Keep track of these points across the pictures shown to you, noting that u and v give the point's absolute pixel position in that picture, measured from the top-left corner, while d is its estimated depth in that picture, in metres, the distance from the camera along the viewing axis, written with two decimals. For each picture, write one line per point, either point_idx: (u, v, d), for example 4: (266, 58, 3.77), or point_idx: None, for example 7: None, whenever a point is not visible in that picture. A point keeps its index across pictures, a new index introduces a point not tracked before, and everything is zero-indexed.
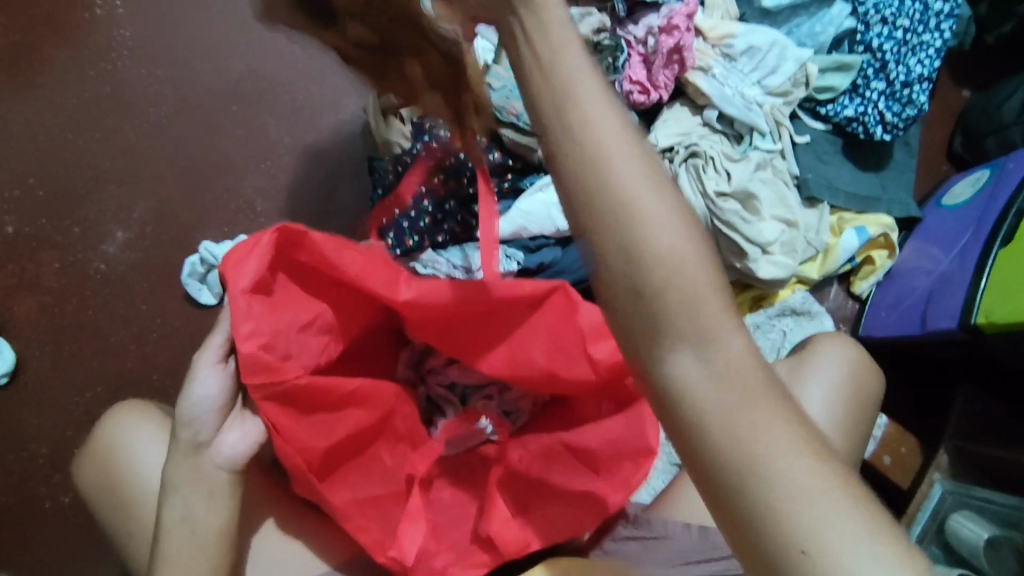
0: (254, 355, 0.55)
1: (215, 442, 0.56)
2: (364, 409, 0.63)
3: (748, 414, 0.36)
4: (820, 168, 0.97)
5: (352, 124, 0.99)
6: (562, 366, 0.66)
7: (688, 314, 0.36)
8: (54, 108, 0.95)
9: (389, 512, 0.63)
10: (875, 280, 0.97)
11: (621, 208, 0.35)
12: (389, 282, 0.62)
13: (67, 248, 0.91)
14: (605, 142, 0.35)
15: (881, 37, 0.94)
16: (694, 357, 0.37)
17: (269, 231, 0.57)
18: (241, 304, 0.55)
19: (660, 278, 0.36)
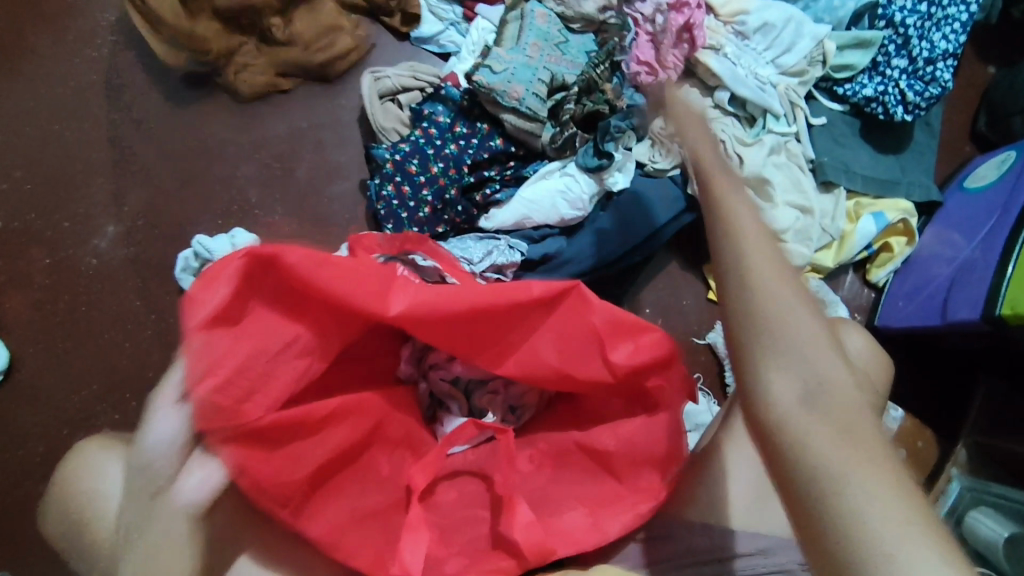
0: (208, 398, 0.52)
1: (175, 487, 0.48)
2: (351, 424, 0.62)
3: (839, 429, 0.38)
4: (836, 150, 0.93)
5: (348, 110, 0.95)
6: (575, 366, 0.64)
7: (792, 341, 0.42)
8: (39, 98, 0.92)
9: (389, 524, 0.61)
10: (892, 268, 0.94)
11: (748, 256, 0.44)
12: (380, 293, 0.58)
13: (57, 243, 0.88)
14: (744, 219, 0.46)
15: (904, 12, 0.89)
16: (789, 360, 0.41)
17: (238, 256, 0.55)
18: (197, 341, 0.53)
19: (770, 306, 0.42)
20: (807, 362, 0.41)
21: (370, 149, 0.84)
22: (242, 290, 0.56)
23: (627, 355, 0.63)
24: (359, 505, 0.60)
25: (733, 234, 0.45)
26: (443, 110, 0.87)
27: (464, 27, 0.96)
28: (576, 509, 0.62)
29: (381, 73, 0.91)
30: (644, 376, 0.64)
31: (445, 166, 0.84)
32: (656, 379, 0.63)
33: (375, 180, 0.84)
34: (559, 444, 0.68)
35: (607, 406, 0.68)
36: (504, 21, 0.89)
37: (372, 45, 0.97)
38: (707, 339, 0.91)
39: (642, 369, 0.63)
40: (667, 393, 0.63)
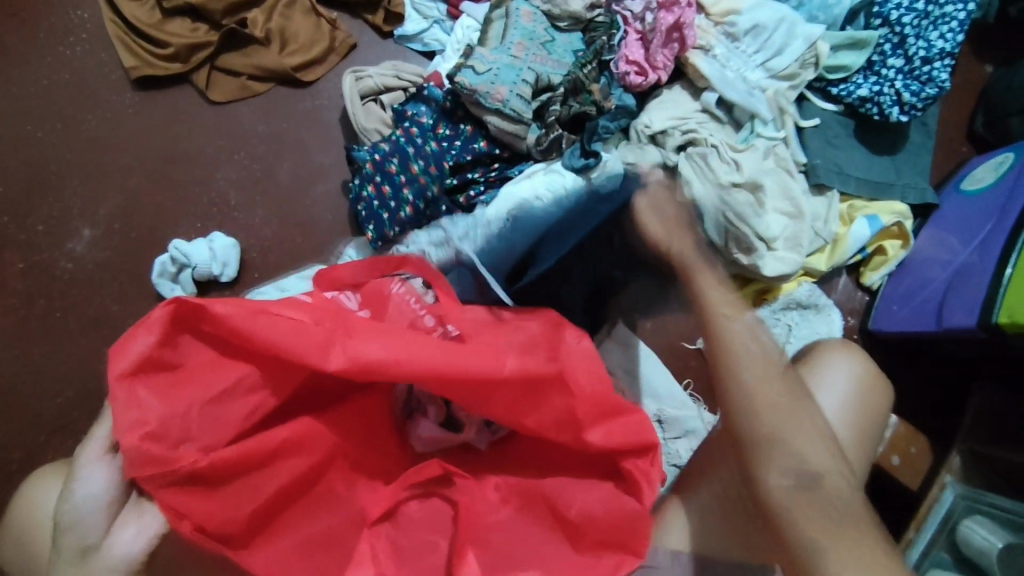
0: (135, 448, 0.45)
1: (106, 542, 0.44)
2: (302, 458, 0.53)
3: (815, 509, 0.50)
4: (829, 153, 0.90)
5: (330, 110, 0.93)
6: (550, 434, 0.56)
7: (781, 439, 0.53)
8: (10, 97, 0.89)
9: (348, 548, 0.55)
10: (885, 272, 0.92)
11: (737, 370, 0.55)
12: (326, 342, 0.49)
13: (30, 247, 0.86)
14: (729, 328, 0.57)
15: (901, 9, 0.87)
16: (777, 463, 0.52)
17: (162, 304, 0.47)
18: (119, 393, 0.45)
19: (762, 417, 0.54)
20: (794, 454, 0.52)
21: (351, 150, 0.84)
22: (172, 335, 0.48)
23: (605, 440, 0.55)
24: (305, 530, 0.53)
25: (721, 347, 0.56)
26: (427, 111, 0.85)
27: (448, 25, 0.94)
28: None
29: (363, 72, 0.89)
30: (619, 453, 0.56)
31: (425, 164, 0.82)
32: (629, 463, 0.56)
33: (355, 180, 0.84)
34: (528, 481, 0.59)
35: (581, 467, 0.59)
36: (488, 20, 0.87)
37: (353, 43, 0.94)
38: (697, 345, 0.91)
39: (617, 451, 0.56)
40: (641, 485, 0.55)
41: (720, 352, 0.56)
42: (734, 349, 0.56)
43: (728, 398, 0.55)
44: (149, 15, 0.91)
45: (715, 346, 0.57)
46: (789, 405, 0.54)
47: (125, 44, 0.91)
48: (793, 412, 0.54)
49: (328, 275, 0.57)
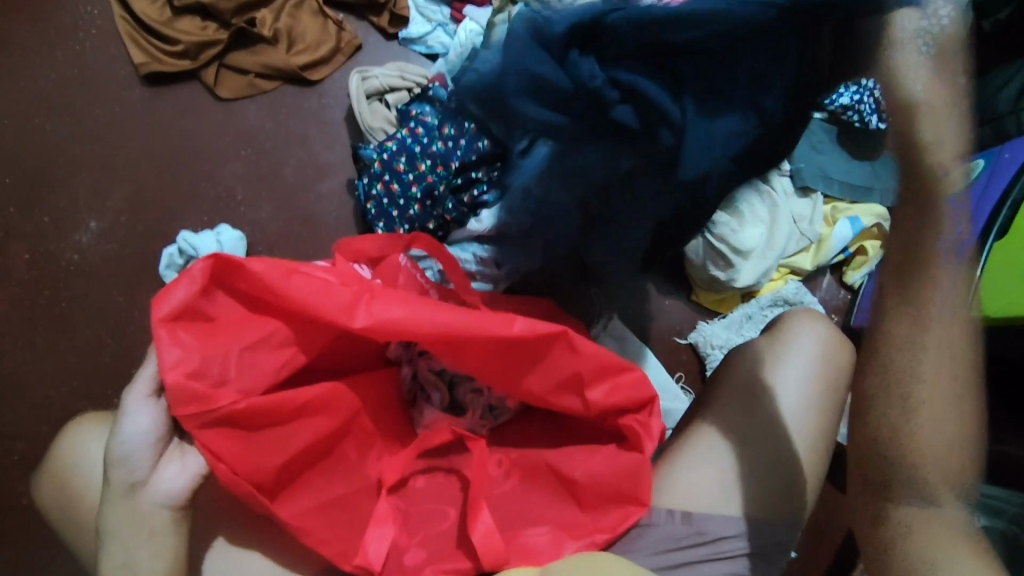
0: (180, 385, 0.52)
1: (152, 479, 0.51)
2: (326, 416, 0.61)
3: (938, 529, 0.48)
4: (813, 157, 0.95)
5: (335, 108, 0.95)
6: (555, 396, 0.68)
7: (932, 455, 0.51)
8: (20, 91, 0.91)
9: (356, 511, 0.64)
10: (865, 271, 0.97)
11: (919, 372, 0.52)
12: (349, 304, 0.57)
13: (36, 238, 0.87)
14: (929, 331, 0.52)
15: None
16: (918, 488, 0.50)
17: (201, 259, 0.54)
18: (163, 335, 0.52)
19: (924, 428, 0.51)
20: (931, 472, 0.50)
21: (358, 148, 0.87)
22: (208, 289, 0.56)
23: (604, 398, 0.67)
24: (324, 493, 0.62)
25: (916, 344, 0.52)
26: (431, 111, 0.88)
27: (451, 29, 0.97)
28: (541, 528, 0.66)
29: (369, 73, 0.92)
30: (621, 414, 0.68)
31: (432, 163, 0.84)
32: (630, 420, 0.68)
33: (363, 179, 0.87)
34: (531, 459, 0.71)
35: (585, 434, 0.72)
36: (492, 24, 0.90)
37: (359, 44, 0.97)
38: (688, 339, 0.95)
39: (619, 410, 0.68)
40: (642, 440, 0.67)
41: (903, 346, 0.53)
42: (919, 349, 0.52)
43: (888, 400, 0.53)
44: (158, 12, 0.94)
45: (902, 337, 0.53)
46: (948, 426, 0.51)
47: (134, 41, 0.93)
48: (955, 434, 0.51)
49: (355, 245, 0.71)
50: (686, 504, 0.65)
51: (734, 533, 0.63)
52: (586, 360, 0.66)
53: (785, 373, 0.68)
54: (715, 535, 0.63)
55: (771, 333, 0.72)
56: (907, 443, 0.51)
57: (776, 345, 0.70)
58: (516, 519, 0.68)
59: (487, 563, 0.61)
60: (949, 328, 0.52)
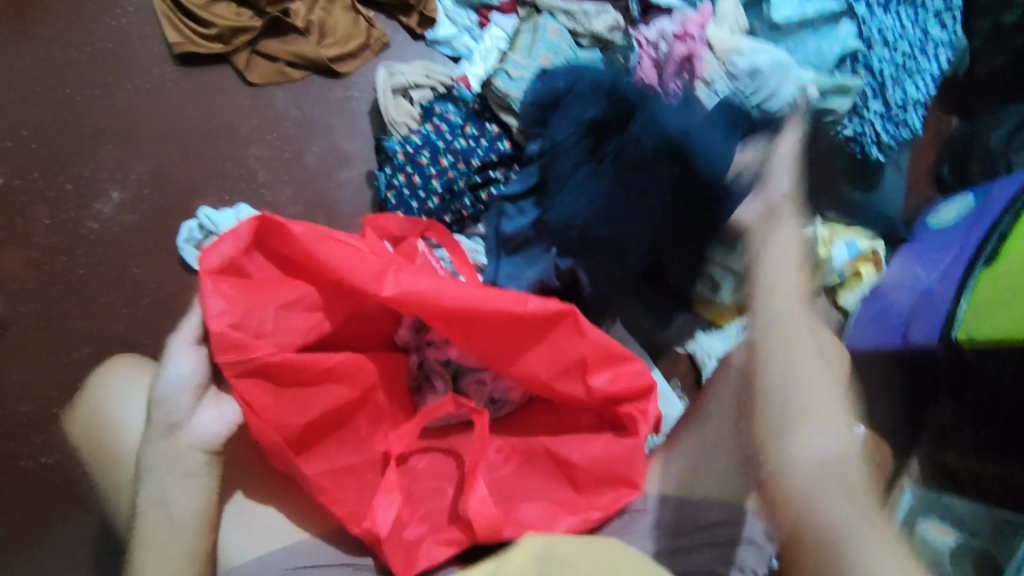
0: (224, 333, 0.58)
1: (188, 422, 0.55)
2: (344, 384, 0.67)
3: (842, 494, 0.50)
4: (817, 181, 1.01)
5: (361, 101, 0.98)
6: (559, 381, 0.71)
7: (813, 412, 0.55)
8: (54, 61, 0.94)
9: (364, 481, 0.67)
10: (859, 292, 1.03)
11: (788, 346, 0.60)
12: (377, 273, 0.64)
13: (59, 204, 0.89)
14: (786, 315, 0.61)
15: (883, 59, 0.97)
16: (815, 437, 0.53)
17: (247, 220, 0.62)
18: (210, 283, 0.59)
19: (796, 385, 0.57)
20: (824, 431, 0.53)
21: (382, 139, 0.90)
22: (250, 249, 0.63)
23: (606, 383, 0.70)
24: (335, 461, 0.66)
25: (784, 328, 0.61)
26: (455, 110, 0.92)
27: (477, 34, 1.01)
28: (536, 503, 0.69)
29: (396, 69, 0.95)
30: (620, 401, 0.71)
31: (454, 159, 0.88)
32: (628, 407, 0.70)
33: (385, 170, 0.89)
34: (529, 444, 0.74)
35: (585, 424, 0.74)
36: (517, 32, 0.96)
37: (387, 41, 1.00)
38: (687, 348, 0.97)
39: (620, 396, 0.70)
40: (637, 423, 0.70)
41: (784, 335, 0.60)
42: (789, 330, 0.61)
43: (773, 360, 0.59)
44: None
45: (770, 322, 0.62)
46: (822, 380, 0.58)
47: (170, 21, 0.96)
48: (830, 386, 0.57)
49: (379, 222, 0.77)
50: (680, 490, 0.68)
51: (717, 520, 0.65)
52: (590, 343, 0.69)
53: None
54: (699, 521, 0.65)
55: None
56: (795, 402, 0.55)
57: None
58: (513, 497, 0.70)
59: (481, 534, 0.63)
60: (798, 307, 0.62)
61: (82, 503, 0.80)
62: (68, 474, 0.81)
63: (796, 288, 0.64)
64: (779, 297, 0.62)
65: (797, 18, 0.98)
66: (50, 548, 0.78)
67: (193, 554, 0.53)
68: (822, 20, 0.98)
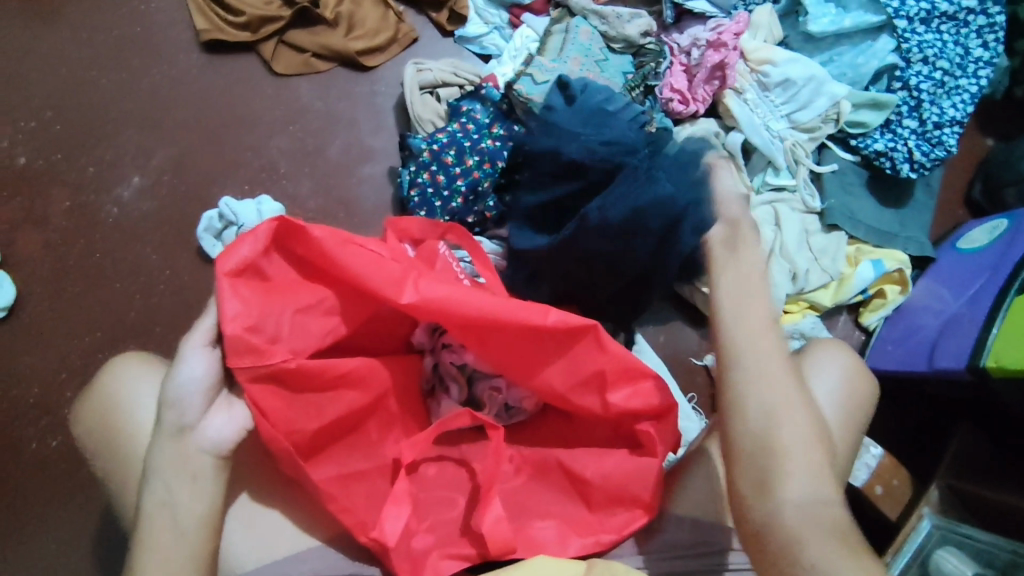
0: (240, 336, 0.57)
1: (200, 425, 0.54)
2: (360, 389, 0.66)
3: (836, 538, 0.50)
4: (845, 197, 0.98)
5: (386, 96, 0.97)
6: (576, 395, 0.70)
7: (788, 455, 0.54)
8: (81, 43, 0.93)
9: (374, 486, 0.66)
10: (882, 314, 0.98)
11: (767, 396, 0.56)
12: (396, 281, 0.63)
13: (79, 187, 0.88)
14: (759, 358, 0.58)
15: (920, 76, 0.95)
16: (789, 477, 0.53)
17: (268, 220, 0.61)
18: (226, 285, 0.57)
19: (779, 437, 0.54)
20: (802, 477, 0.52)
21: (408, 136, 0.89)
22: (269, 250, 0.61)
23: (625, 400, 0.68)
24: (346, 466, 0.65)
25: (762, 381, 0.57)
26: (482, 109, 0.90)
27: (507, 33, 0.99)
28: (547, 522, 0.69)
29: (424, 66, 0.94)
30: (638, 419, 0.69)
31: (480, 159, 0.87)
32: (645, 425, 0.68)
33: (410, 168, 0.88)
34: (541, 457, 0.73)
35: (599, 438, 0.72)
36: (549, 32, 0.94)
37: (416, 37, 0.99)
38: (704, 361, 0.96)
39: (636, 414, 0.69)
40: (656, 442, 0.68)
41: (757, 384, 0.57)
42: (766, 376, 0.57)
43: (745, 410, 0.56)
44: None
45: (744, 374, 0.58)
46: (801, 421, 0.55)
47: (198, 7, 0.95)
48: (805, 425, 0.55)
49: (400, 224, 0.75)
50: (698, 510, 0.66)
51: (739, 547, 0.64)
52: (609, 360, 0.68)
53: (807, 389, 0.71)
54: (722, 547, 0.64)
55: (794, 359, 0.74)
56: (771, 446, 0.54)
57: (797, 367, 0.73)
58: (521, 513, 0.70)
59: (495, 551, 0.62)
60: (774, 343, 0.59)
61: (89, 491, 0.79)
62: (76, 460, 0.80)
63: (759, 319, 0.60)
64: (749, 342, 0.59)
65: (834, 30, 0.96)
66: (54, 533, 0.78)
67: (195, 558, 0.51)
68: (861, 32, 0.96)
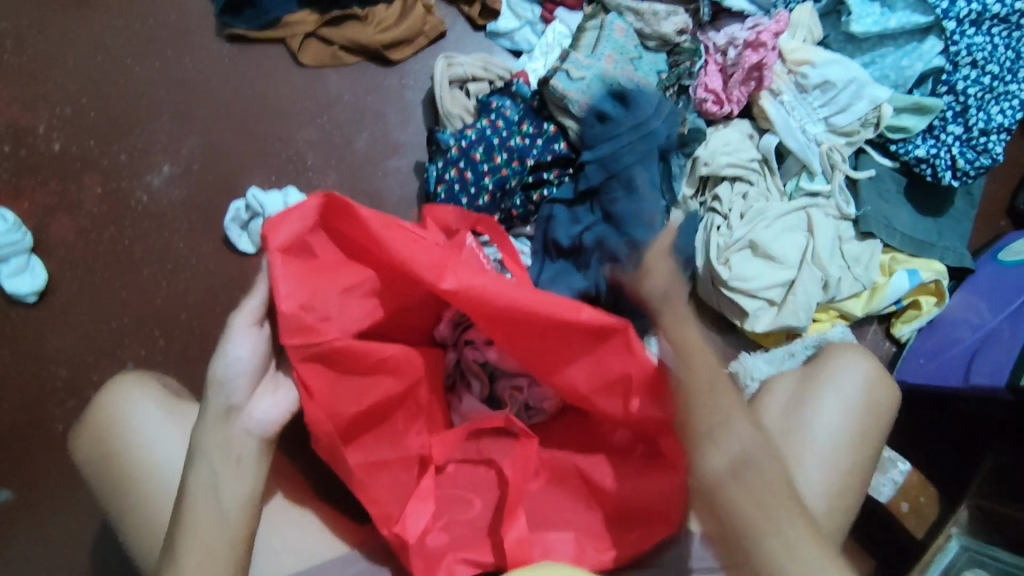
0: (294, 315, 0.58)
1: (247, 407, 0.56)
2: (396, 377, 0.66)
3: (766, 492, 0.52)
4: (880, 204, 0.95)
5: (415, 89, 0.96)
6: (599, 396, 0.68)
7: (720, 431, 0.54)
8: (116, 30, 0.94)
9: (396, 477, 0.67)
10: (917, 325, 0.95)
11: (696, 376, 0.57)
12: (436, 268, 0.62)
13: (111, 173, 0.89)
14: (682, 330, 0.59)
15: (968, 81, 0.92)
16: (719, 457, 0.53)
17: (314, 196, 0.61)
18: (278, 260, 0.58)
19: (709, 410, 0.55)
20: (744, 444, 0.54)
21: (436, 132, 0.88)
22: (314, 227, 0.62)
23: (648, 409, 0.66)
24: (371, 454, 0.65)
25: (690, 374, 0.57)
26: (512, 105, 0.89)
27: (539, 29, 0.98)
28: (563, 534, 0.67)
29: (454, 60, 0.93)
30: (657, 432, 0.67)
31: (509, 157, 0.86)
32: (666, 438, 0.66)
33: (437, 163, 0.87)
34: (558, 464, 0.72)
35: (617, 448, 0.71)
36: (582, 28, 0.92)
37: (444, 30, 0.98)
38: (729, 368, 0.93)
39: (656, 428, 0.66)
40: (676, 456, 0.65)
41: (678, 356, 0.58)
42: (686, 342, 0.58)
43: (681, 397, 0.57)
44: None
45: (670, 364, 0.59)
46: (723, 393, 0.56)
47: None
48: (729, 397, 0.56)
49: (438, 212, 0.75)
50: None
51: None
52: (636, 363, 0.65)
53: (832, 383, 0.71)
54: None
55: (809, 366, 0.74)
56: (698, 435, 0.55)
57: (818, 376, 0.72)
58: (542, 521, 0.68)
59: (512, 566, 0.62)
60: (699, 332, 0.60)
61: None
62: None
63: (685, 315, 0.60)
64: (682, 346, 0.59)
65: (879, 31, 0.92)
66: (74, 513, 0.79)
67: (236, 544, 0.51)
68: (906, 33, 0.93)
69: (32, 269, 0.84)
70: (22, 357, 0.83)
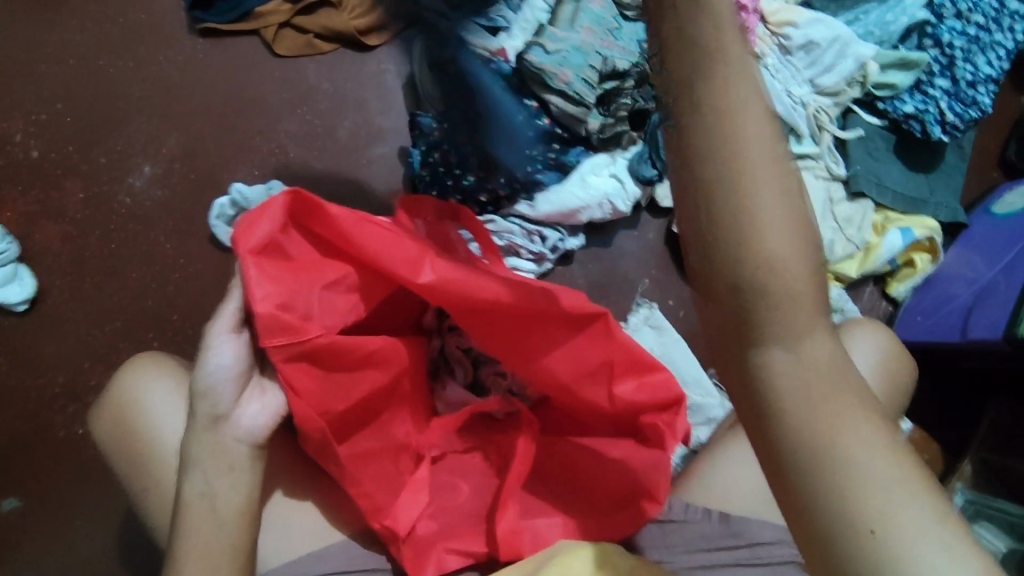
0: (272, 315, 0.57)
1: (235, 412, 0.56)
2: (383, 369, 0.66)
3: (879, 477, 0.37)
4: (870, 162, 0.94)
5: (394, 74, 0.95)
6: (582, 386, 0.68)
7: (803, 387, 0.38)
8: (85, 32, 0.92)
9: (398, 466, 0.67)
10: (912, 284, 0.94)
11: (775, 292, 0.37)
12: (413, 263, 0.62)
13: (92, 178, 0.88)
14: (760, 205, 0.36)
15: (953, 33, 0.91)
16: (804, 423, 0.38)
17: (281, 194, 0.60)
18: (251, 262, 0.57)
19: (788, 355, 0.38)
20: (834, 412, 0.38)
21: (416, 116, 0.88)
22: (287, 226, 0.61)
23: (629, 393, 0.67)
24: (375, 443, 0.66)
25: (767, 294, 0.38)
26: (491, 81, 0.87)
27: None
28: (552, 519, 0.67)
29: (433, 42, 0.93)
30: (644, 412, 0.67)
31: (493, 136, 0.85)
32: (652, 419, 0.67)
33: (419, 148, 0.87)
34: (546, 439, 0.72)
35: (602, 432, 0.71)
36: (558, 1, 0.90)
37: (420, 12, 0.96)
38: None
39: (642, 406, 0.67)
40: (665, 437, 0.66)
41: (745, 259, 0.37)
42: (769, 226, 0.36)
43: (752, 325, 0.38)
44: None
45: (736, 273, 0.37)
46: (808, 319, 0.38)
47: None
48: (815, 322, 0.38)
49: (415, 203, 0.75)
50: (724, 505, 0.67)
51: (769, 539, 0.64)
52: (617, 347, 0.66)
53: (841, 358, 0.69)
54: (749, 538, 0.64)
55: None
56: (774, 385, 0.38)
57: None
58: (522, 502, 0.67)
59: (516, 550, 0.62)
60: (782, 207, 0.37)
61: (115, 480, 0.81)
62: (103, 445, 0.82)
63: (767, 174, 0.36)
64: (758, 235, 0.36)
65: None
66: (85, 518, 0.80)
67: (235, 549, 0.53)
68: None
69: (20, 279, 0.83)
70: (15, 367, 0.82)
